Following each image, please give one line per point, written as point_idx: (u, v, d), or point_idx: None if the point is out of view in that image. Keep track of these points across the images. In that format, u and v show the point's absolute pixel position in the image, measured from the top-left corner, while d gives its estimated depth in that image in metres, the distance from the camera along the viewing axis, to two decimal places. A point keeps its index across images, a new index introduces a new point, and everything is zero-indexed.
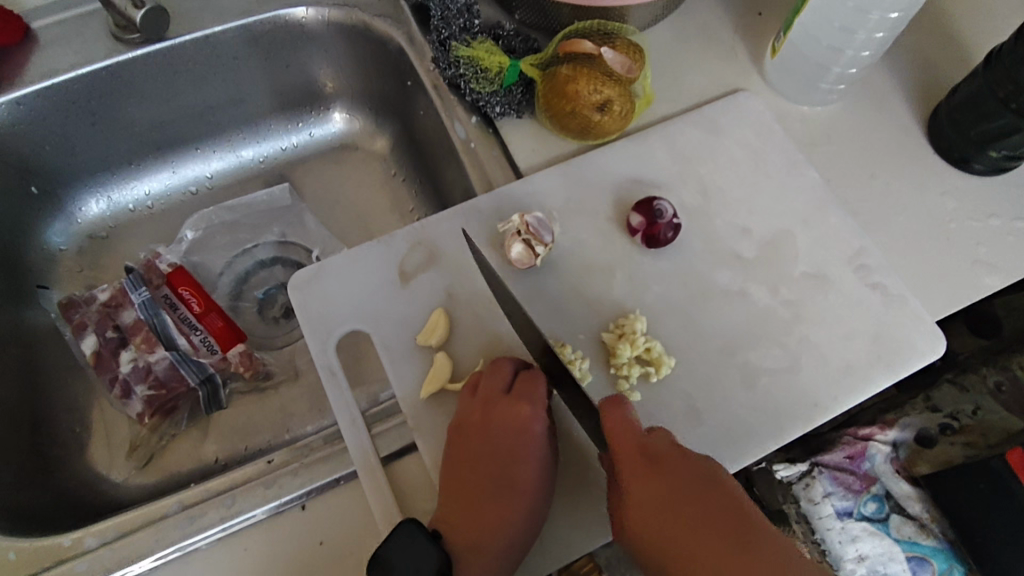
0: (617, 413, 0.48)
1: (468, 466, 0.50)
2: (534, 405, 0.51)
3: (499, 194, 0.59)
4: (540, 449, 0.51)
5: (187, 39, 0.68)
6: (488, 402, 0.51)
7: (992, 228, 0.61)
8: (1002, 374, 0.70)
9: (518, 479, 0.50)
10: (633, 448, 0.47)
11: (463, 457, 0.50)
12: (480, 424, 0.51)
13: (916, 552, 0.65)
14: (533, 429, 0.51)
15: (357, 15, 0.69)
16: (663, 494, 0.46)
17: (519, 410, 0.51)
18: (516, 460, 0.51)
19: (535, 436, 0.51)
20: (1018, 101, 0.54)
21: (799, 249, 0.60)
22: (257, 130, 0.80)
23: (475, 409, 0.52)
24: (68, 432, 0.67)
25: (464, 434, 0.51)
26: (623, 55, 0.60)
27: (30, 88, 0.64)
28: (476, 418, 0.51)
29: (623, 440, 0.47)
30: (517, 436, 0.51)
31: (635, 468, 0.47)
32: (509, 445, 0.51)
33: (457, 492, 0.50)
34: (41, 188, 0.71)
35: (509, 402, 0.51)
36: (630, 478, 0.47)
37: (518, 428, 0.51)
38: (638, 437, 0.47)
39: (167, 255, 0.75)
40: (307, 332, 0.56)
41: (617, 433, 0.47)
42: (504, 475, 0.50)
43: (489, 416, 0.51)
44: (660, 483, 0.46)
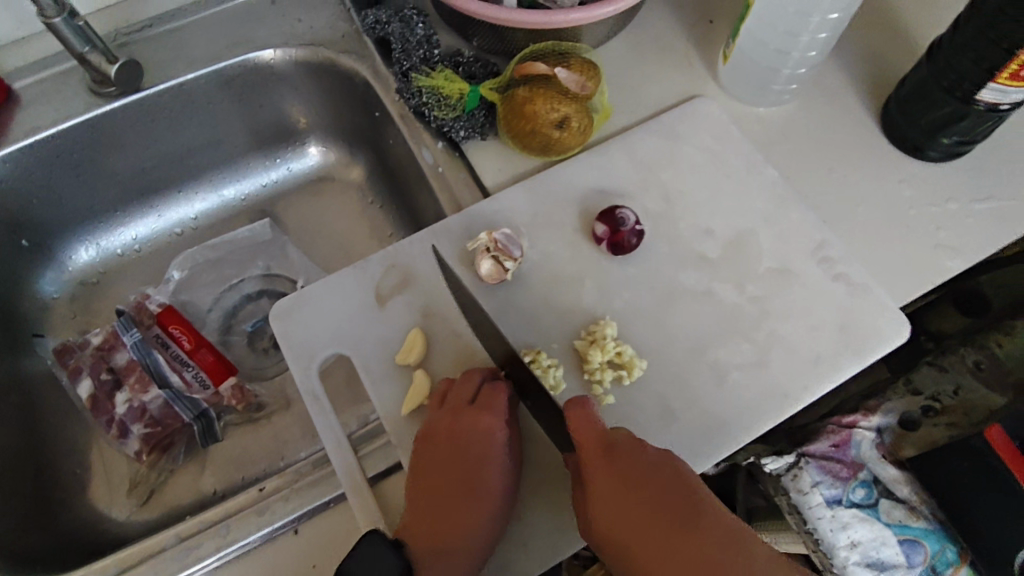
0: (583, 412, 0.51)
1: (435, 474, 0.52)
2: (497, 413, 0.53)
3: (467, 214, 0.62)
4: (503, 455, 0.53)
5: (162, 88, 0.71)
6: (455, 412, 0.53)
7: (951, 212, 0.63)
8: (981, 353, 0.71)
9: (483, 485, 0.52)
10: (595, 439, 0.50)
11: (430, 466, 0.52)
12: (447, 434, 0.53)
13: (907, 535, 0.66)
14: (497, 436, 0.53)
15: (323, 53, 0.72)
16: (619, 484, 0.48)
17: (483, 419, 0.52)
18: (480, 467, 0.52)
19: (499, 442, 0.53)
20: (961, 90, 0.56)
21: (762, 246, 0.61)
22: (236, 169, 0.82)
23: (442, 420, 0.53)
24: (69, 475, 0.69)
25: (431, 443, 0.53)
26: (577, 73, 0.61)
27: (14, 146, 0.67)
28: (443, 428, 0.53)
29: (587, 432, 0.50)
30: (481, 443, 0.53)
31: (596, 458, 0.49)
32: (473, 453, 0.52)
33: (423, 499, 0.51)
34: (30, 240, 0.73)
35: (474, 411, 0.53)
36: (592, 466, 0.49)
37: (482, 436, 0.52)
38: (601, 431, 0.50)
39: (156, 295, 0.77)
40: (290, 361, 0.58)
41: (581, 425, 0.50)
42: (468, 481, 0.52)
43: (455, 425, 0.52)
44: (620, 471, 0.49)
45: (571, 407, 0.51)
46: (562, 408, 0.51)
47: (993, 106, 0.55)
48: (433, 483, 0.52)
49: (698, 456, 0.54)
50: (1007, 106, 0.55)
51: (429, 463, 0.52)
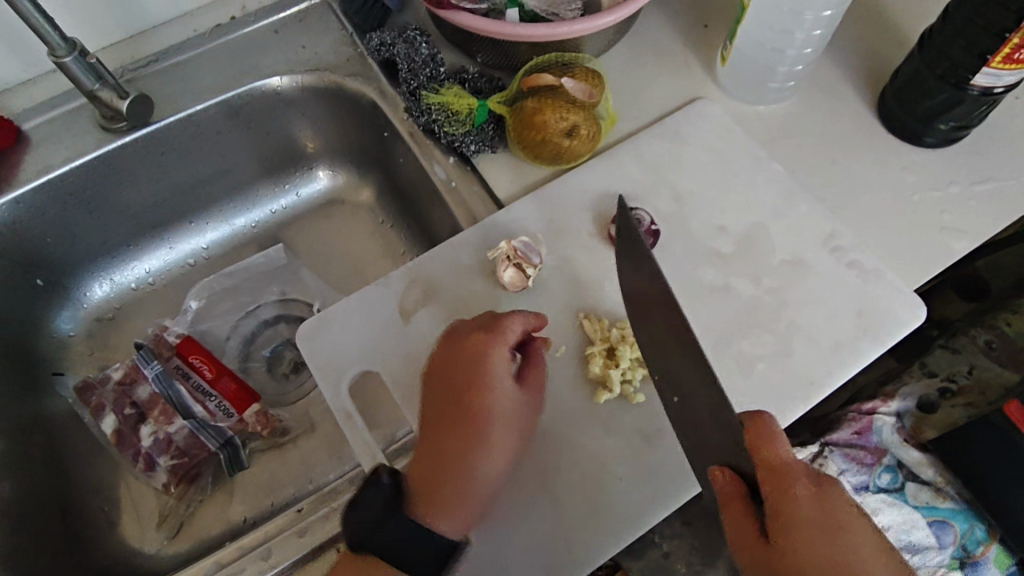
0: (766, 430, 0.44)
1: (439, 401, 0.52)
2: (496, 345, 0.52)
3: (485, 225, 0.63)
4: (492, 377, 0.51)
5: (171, 121, 0.72)
6: (461, 341, 0.53)
7: (953, 194, 0.64)
8: (992, 333, 0.73)
9: (492, 404, 0.51)
10: (789, 468, 0.43)
11: (434, 398, 0.52)
12: (444, 366, 0.52)
13: (936, 516, 0.66)
14: (485, 364, 0.51)
15: (329, 77, 0.74)
16: (836, 517, 0.42)
17: (475, 338, 0.52)
18: (480, 395, 0.51)
19: (491, 372, 0.51)
20: (956, 76, 0.57)
21: (775, 238, 0.63)
22: (245, 197, 0.83)
23: (448, 350, 0.53)
24: (98, 512, 0.69)
25: (434, 375, 0.53)
26: (583, 83, 0.64)
27: (27, 186, 0.68)
28: (450, 357, 0.52)
29: (777, 457, 0.43)
30: (471, 372, 0.51)
31: (788, 487, 0.42)
32: (467, 379, 0.51)
33: (436, 425, 0.51)
34: (45, 279, 0.74)
35: (466, 340, 0.52)
36: (780, 495, 0.42)
37: (471, 362, 0.51)
38: (791, 457, 0.43)
39: (174, 327, 0.77)
40: (320, 380, 0.58)
41: (769, 448, 0.43)
42: (471, 404, 0.50)
43: (460, 353, 0.52)
44: (817, 503, 0.42)
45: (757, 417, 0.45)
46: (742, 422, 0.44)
47: (988, 89, 0.57)
48: (451, 403, 0.51)
49: None
50: (1000, 89, 0.57)
51: (435, 394, 0.52)
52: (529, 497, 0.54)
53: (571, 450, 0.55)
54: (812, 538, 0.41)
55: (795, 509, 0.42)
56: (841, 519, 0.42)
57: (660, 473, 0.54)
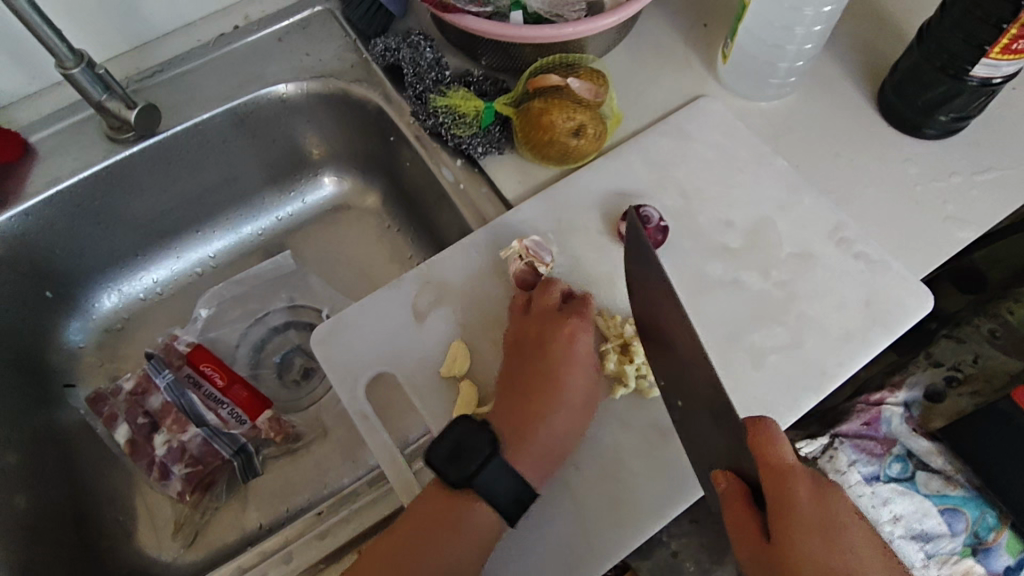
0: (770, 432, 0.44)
1: (525, 367, 0.55)
2: (581, 318, 0.56)
3: (495, 226, 0.63)
4: (581, 347, 0.55)
5: (179, 130, 0.72)
6: (544, 316, 0.57)
7: (955, 184, 0.65)
8: (995, 321, 0.73)
9: (584, 372, 0.55)
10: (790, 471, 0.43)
11: (516, 365, 0.56)
12: (531, 337, 0.56)
13: (947, 504, 0.67)
14: (580, 337, 0.55)
15: (334, 83, 0.74)
16: (837, 520, 0.42)
17: (568, 318, 0.56)
18: (570, 363, 0.54)
19: (583, 342, 0.55)
20: (955, 68, 0.58)
21: (781, 232, 0.63)
22: (252, 205, 0.83)
23: (533, 323, 0.57)
24: (114, 522, 0.69)
25: (518, 347, 0.56)
26: (589, 82, 0.64)
27: (37, 199, 0.68)
28: (532, 331, 0.56)
29: (780, 458, 0.43)
30: (565, 340, 0.55)
31: (791, 490, 0.42)
32: (558, 346, 0.55)
33: (519, 388, 0.54)
34: (55, 290, 0.74)
35: (558, 313, 0.57)
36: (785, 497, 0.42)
37: (564, 332, 0.55)
38: (793, 458, 0.44)
39: (184, 336, 0.78)
40: (335, 383, 0.59)
41: (773, 449, 0.43)
42: (563, 369, 0.54)
43: (545, 324, 0.56)
44: (819, 507, 0.42)
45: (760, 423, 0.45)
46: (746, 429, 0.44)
47: (986, 80, 0.58)
48: (538, 367, 0.54)
49: None
50: (998, 80, 0.58)
51: (519, 363, 0.56)
52: (549, 495, 0.54)
53: (588, 449, 0.55)
54: (812, 540, 0.40)
55: (799, 512, 0.41)
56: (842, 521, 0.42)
57: (677, 466, 0.54)
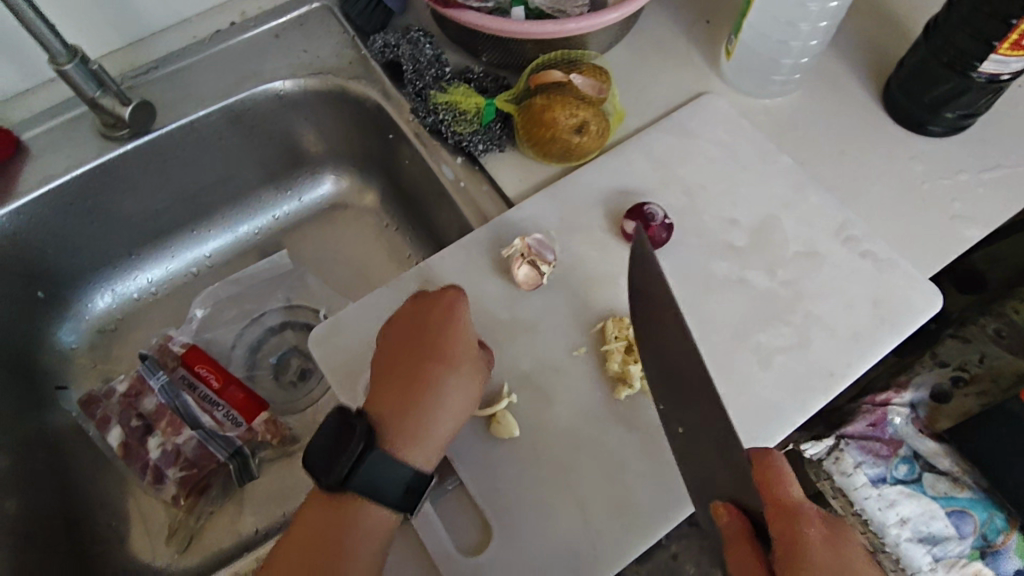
0: (781, 466, 0.43)
1: (397, 358, 0.50)
2: (455, 298, 0.52)
3: (496, 224, 0.62)
4: (454, 318, 0.51)
5: (173, 127, 0.71)
6: (414, 307, 0.52)
7: (962, 182, 0.64)
8: (1000, 320, 0.72)
9: (454, 348, 0.50)
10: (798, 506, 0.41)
11: (391, 360, 0.51)
12: (404, 329, 0.51)
13: (955, 506, 0.66)
14: (454, 318, 0.51)
15: (332, 81, 0.73)
16: (851, 564, 0.38)
17: (436, 301, 0.52)
18: (435, 343, 0.50)
19: (458, 324, 0.51)
20: (962, 64, 0.58)
21: (787, 230, 0.62)
22: (248, 204, 0.82)
23: (401, 317, 0.52)
24: (107, 527, 0.67)
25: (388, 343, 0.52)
26: (591, 78, 0.63)
27: (28, 197, 0.67)
28: (402, 327, 0.52)
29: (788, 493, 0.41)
30: (441, 327, 0.51)
31: (799, 528, 0.40)
32: (432, 333, 0.50)
33: (395, 375, 0.50)
34: (47, 291, 0.72)
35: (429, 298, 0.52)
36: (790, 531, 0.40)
37: (440, 314, 0.51)
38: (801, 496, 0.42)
39: (178, 337, 0.76)
40: (334, 385, 0.57)
41: (780, 485, 0.42)
42: (428, 346, 0.50)
43: (415, 313, 0.52)
44: (825, 547, 0.39)
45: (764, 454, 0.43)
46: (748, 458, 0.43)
47: (994, 76, 0.57)
48: (405, 354, 0.50)
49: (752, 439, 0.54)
50: (1007, 76, 0.57)
51: (387, 357, 0.51)
52: (553, 498, 0.53)
53: (592, 452, 0.54)
54: None
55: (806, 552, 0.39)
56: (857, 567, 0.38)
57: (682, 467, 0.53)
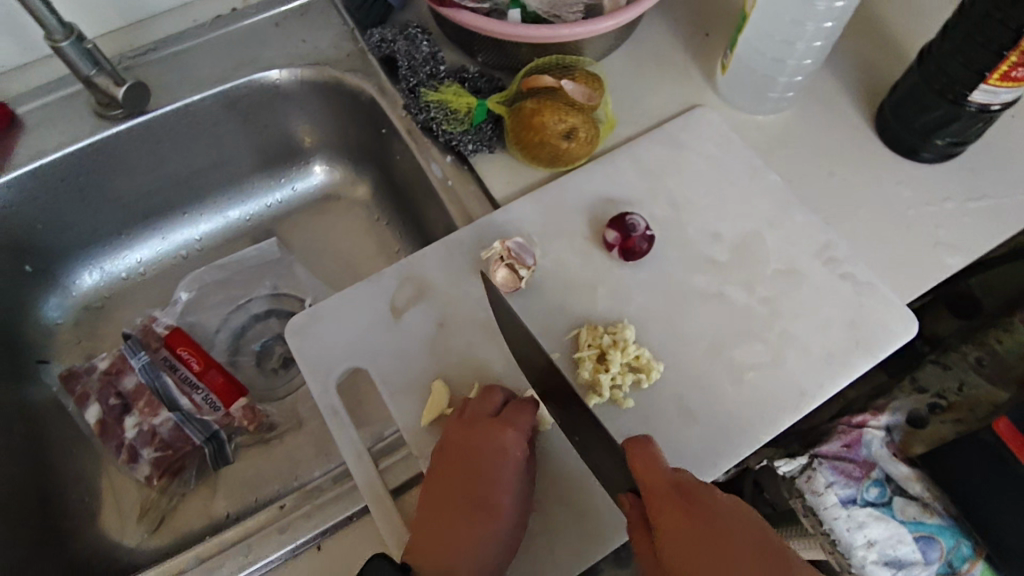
0: (648, 452, 0.49)
1: (451, 475, 0.51)
2: (517, 432, 0.52)
3: (480, 225, 0.62)
4: (504, 521, 0.50)
5: (168, 111, 0.71)
6: (473, 426, 0.53)
7: (948, 210, 0.64)
8: (982, 349, 0.72)
9: (499, 531, 0.50)
10: (665, 485, 0.47)
11: (444, 477, 0.51)
12: (461, 446, 0.52)
13: (923, 531, 0.66)
14: (511, 454, 0.51)
15: (328, 72, 0.73)
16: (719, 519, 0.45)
17: (501, 434, 0.52)
18: (480, 528, 0.49)
19: (513, 464, 0.51)
20: (953, 92, 0.58)
21: (769, 247, 0.63)
22: (240, 190, 0.83)
23: (459, 432, 0.53)
24: (79, 503, 0.68)
25: (444, 455, 0.52)
26: (584, 85, 0.63)
27: (19, 171, 0.67)
28: (458, 441, 0.52)
29: (655, 476, 0.47)
30: (498, 459, 0.51)
31: (668, 507, 0.46)
32: (488, 468, 0.51)
33: (441, 501, 0.51)
34: (34, 265, 0.73)
35: (491, 423, 0.52)
36: (660, 510, 0.46)
37: (496, 450, 0.51)
38: (668, 474, 0.47)
39: (162, 318, 0.77)
40: (307, 375, 0.58)
41: (649, 469, 0.48)
42: (472, 529, 0.49)
43: (473, 433, 0.52)
44: (688, 516, 0.45)
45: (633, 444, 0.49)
46: (621, 451, 0.49)
47: (985, 106, 0.57)
48: (449, 511, 0.50)
49: (719, 454, 0.54)
50: (998, 106, 0.57)
51: (440, 469, 0.52)
52: None
53: (556, 457, 0.55)
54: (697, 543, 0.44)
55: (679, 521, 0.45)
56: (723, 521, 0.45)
57: None
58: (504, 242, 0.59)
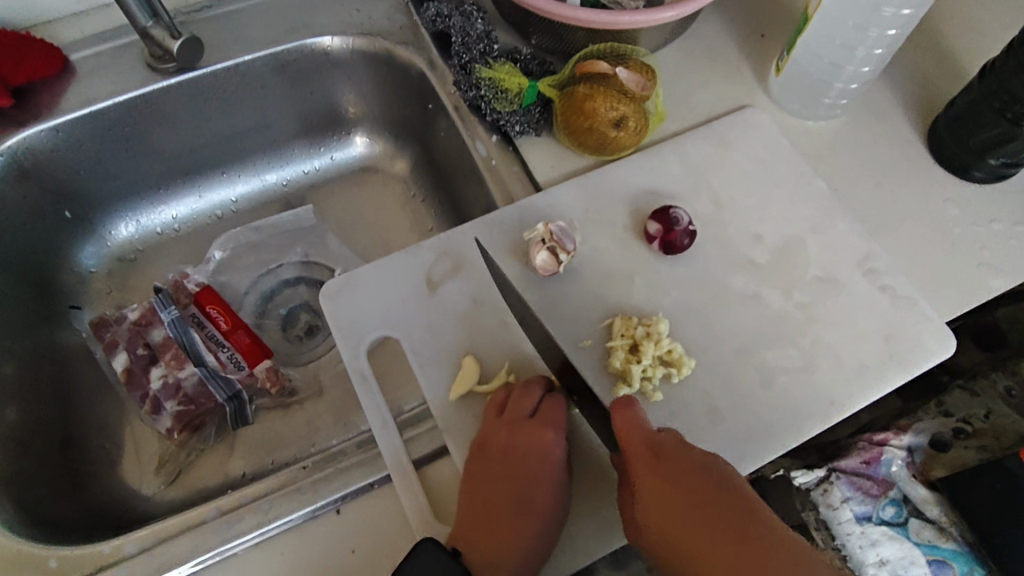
0: (629, 414, 0.51)
1: (494, 472, 0.52)
2: (557, 432, 0.53)
3: (521, 207, 0.62)
4: (550, 514, 0.51)
5: (218, 68, 0.71)
6: (512, 425, 0.53)
7: (995, 232, 0.63)
8: (1012, 379, 0.72)
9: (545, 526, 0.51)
10: (641, 445, 0.49)
11: (487, 476, 0.52)
12: (503, 445, 0.52)
13: (936, 555, 0.64)
14: (552, 454, 0.52)
15: (379, 43, 0.73)
16: (692, 481, 0.47)
17: (541, 434, 0.52)
18: (526, 521, 0.51)
19: (554, 463, 0.53)
20: (1013, 111, 0.56)
21: (810, 254, 0.62)
22: (280, 155, 0.83)
23: (499, 430, 0.53)
24: (100, 449, 0.68)
25: (485, 454, 0.52)
26: (637, 74, 0.63)
27: (69, 116, 0.68)
28: (499, 440, 0.52)
29: (633, 438, 0.49)
30: (540, 457, 0.53)
31: (643, 466, 0.48)
32: (529, 466, 0.52)
33: (486, 497, 0.51)
34: (74, 212, 0.74)
35: (531, 424, 0.53)
36: (638, 470, 0.48)
37: (536, 448, 0.52)
38: (646, 434, 0.50)
39: (195, 275, 0.77)
40: (338, 340, 0.58)
41: (628, 430, 0.50)
42: (518, 522, 0.51)
43: (514, 435, 0.52)
44: (664, 476, 0.48)
45: (617, 406, 0.51)
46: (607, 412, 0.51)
47: None
48: (497, 504, 0.51)
49: (744, 456, 0.54)
50: None
51: (479, 467, 0.52)
52: None
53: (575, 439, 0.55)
54: (667, 501, 0.47)
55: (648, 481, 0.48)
56: (700, 485, 0.47)
57: None
58: (545, 224, 0.59)
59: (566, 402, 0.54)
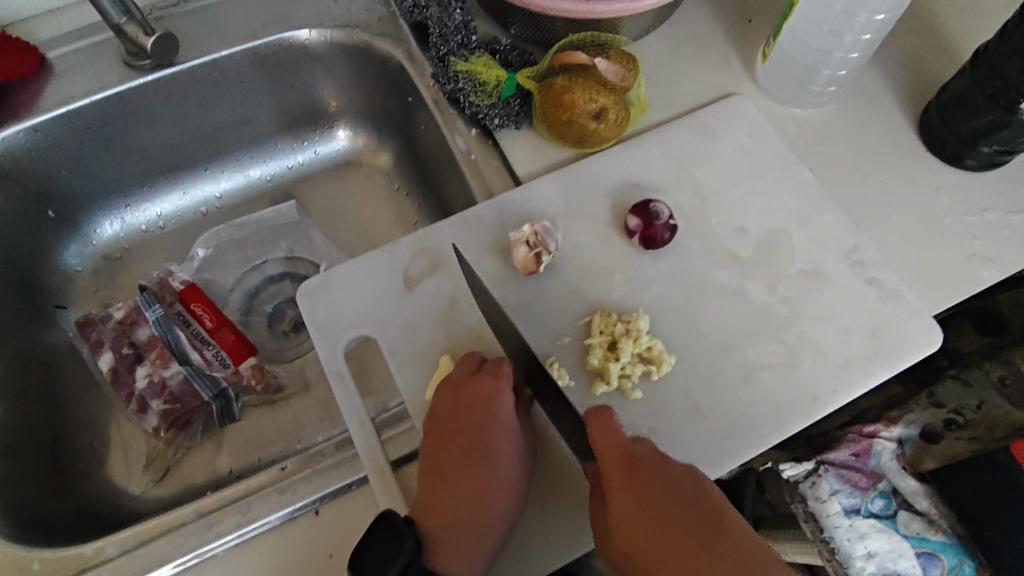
0: (605, 425, 0.49)
1: (445, 441, 0.52)
2: (498, 387, 0.52)
3: (499, 202, 0.61)
4: (507, 472, 0.51)
5: (196, 63, 0.70)
6: (459, 391, 0.53)
7: (987, 222, 0.62)
8: (1006, 368, 0.65)
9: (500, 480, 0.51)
10: (618, 455, 0.48)
11: (438, 443, 0.52)
12: (451, 412, 0.52)
13: (925, 548, 0.61)
14: (500, 410, 0.52)
15: (358, 35, 0.72)
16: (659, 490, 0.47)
17: (483, 392, 0.52)
18: (484, 489, 0.50)
19: (504, 417, 0.52)
20: (1006, 97, 0.54)
21: (794, 246, 0.61)
22: (263, 149, 0.82)
23: (445, 399, 0.53)
24: (88, 448, 0.69)
25: (435, 424, 0.52)
26: (617, 64, 0.61)
27: (45, 115, 0.67)
28: (448, 407, 0.53)
29: (608, 447, 0.48)
30: (484, 416, 0.52)
31: (619, 478, 0.47)
32: (477, 425, 0.52)
33: (439, 467, 0.51)
34: (57, 211, 0.73)
35: (475, 382, 0.53)
36: (616, 491, 0.46)
37: (483, 408, 0.52)
38: (622, 443, 0.48)
39: (179, 273, 0.77)
40: (316, 340, 0.58)
41: (604, 439, 0.48)
42: (476, 486, 0.50)
43: (459, 400, 0.52)
44: (642, 492, 0.46)
45: (593, 416, 0.49)
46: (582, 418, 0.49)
47: None
48: (450, 468, 0.51)
49: (726, 454, 0.54)
50: None
51: (433, 439, 0.52)
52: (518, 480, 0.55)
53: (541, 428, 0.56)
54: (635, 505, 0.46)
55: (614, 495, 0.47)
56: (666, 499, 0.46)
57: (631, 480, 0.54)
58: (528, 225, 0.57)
59: (507, 361, 0.54)
